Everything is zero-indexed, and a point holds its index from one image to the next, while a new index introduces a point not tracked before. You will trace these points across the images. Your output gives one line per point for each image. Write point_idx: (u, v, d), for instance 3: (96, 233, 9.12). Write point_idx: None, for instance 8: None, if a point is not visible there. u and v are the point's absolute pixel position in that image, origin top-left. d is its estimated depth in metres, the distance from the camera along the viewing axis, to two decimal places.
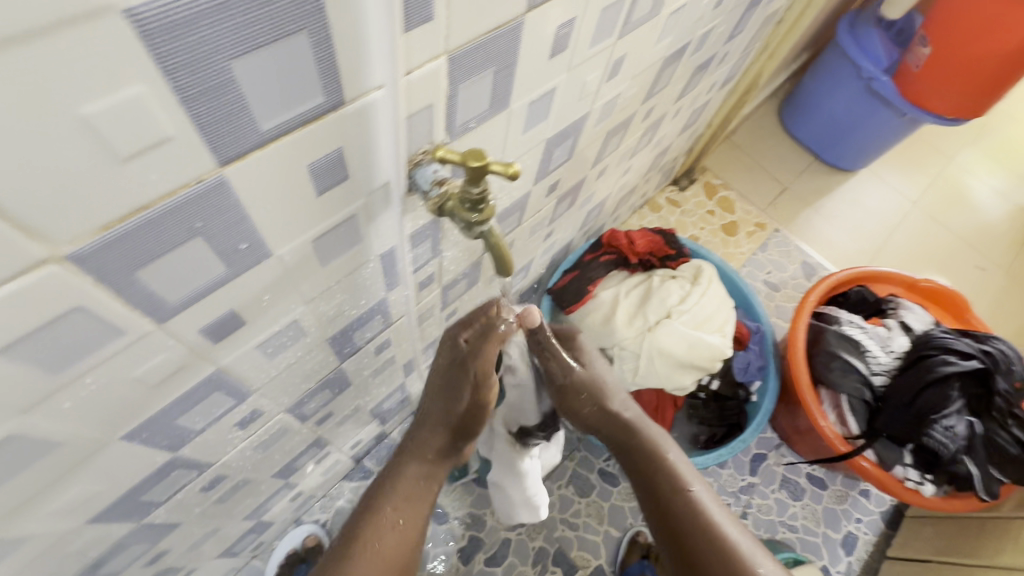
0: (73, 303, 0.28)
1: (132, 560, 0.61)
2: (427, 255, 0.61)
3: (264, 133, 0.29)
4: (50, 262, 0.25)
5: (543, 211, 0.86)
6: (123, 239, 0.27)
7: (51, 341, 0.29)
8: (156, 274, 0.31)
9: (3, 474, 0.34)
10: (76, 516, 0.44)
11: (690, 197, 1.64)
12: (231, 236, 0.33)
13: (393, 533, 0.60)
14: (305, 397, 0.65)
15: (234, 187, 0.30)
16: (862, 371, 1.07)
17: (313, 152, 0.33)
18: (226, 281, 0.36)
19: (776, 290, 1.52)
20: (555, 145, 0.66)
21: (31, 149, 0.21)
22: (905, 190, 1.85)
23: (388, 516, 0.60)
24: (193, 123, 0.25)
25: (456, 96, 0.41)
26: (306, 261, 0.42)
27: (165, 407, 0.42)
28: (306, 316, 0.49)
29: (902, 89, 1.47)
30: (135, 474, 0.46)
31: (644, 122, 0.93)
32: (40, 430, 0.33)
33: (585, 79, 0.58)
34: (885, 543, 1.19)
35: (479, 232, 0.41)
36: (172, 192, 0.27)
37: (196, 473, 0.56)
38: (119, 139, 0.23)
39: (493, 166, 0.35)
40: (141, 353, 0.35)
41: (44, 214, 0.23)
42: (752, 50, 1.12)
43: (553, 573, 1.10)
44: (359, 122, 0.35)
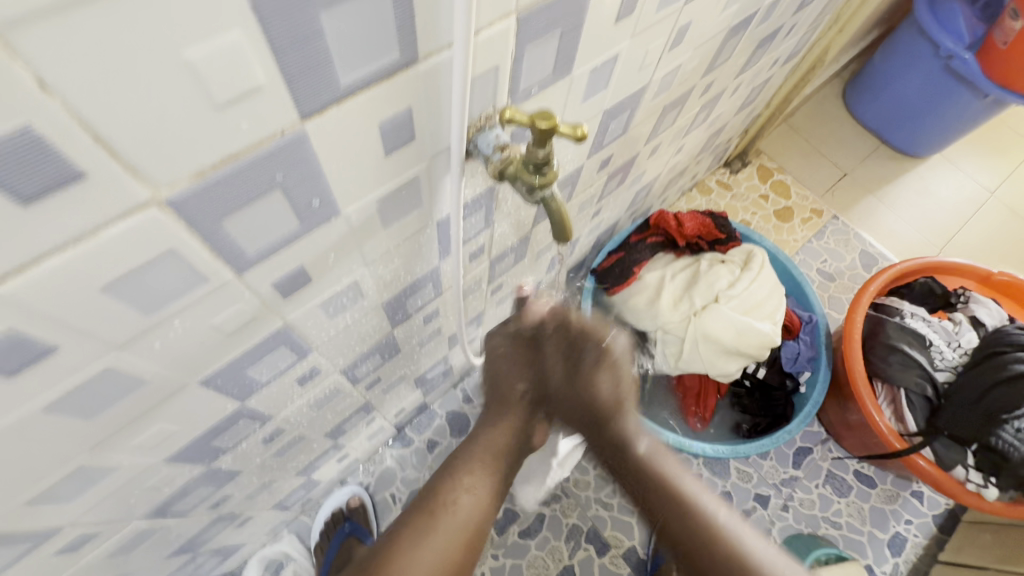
0: (167, 247, 0.30)
1: (199, 501, 0.65)
2: (480, 225, 0.61)
3: (343, 87, 0.30)
4: (150, 204, 0.27)
5: (593, 187, 0.85)
6: (212, 186, 0.29)
7: (147, 282, 0.31)
8: (239, 223, 0.32)
9: (100, 404, 0.37)
10: (156, 452, 0.48)
11: (743, 180, 1.58)
12: (307, 191, 0.35)
13: (468, 502, 0.56)
14: (358, 360, 0.67)
15: (313, 142, 0.32)
16: (924, 366, 1.02)
17: (386, 110, 0.34)
18: (299, 236, 0.38)
19: (831, 280, 1.45)
20: (612, 117, 0.65)
21: (141, 91, 0.22)
22: (980, 178, 1.72)
23: (462, 485, 0.57)
24: (281, 72, 0.26)
25: (521, 57, 0.41)
26: (370, 222, 0.43)
27: (237, 356, 0.45)
28: (365, 278, 0.51)
29: (987, 67, 1.35)
30: (207, 419, 0.49)
31: (702, 97, 0.90)
32: (132, 366, 0.36)
33: (648, 47, 0.56)
34: (936, 547, 1.13)
35: (540, 197, 0.41)
36: (258, 144, 0.29)
37: (258, 424, 0.59)
38: (217, 87, 0.25)
39: (561, 128, 0.36)
40: (220, 301, 0.37)
41: (147, 156, 0.25)
42: (821, 23, 1.06)
43: (586, 550, 1.11)
44: (430, 81, 0.35)
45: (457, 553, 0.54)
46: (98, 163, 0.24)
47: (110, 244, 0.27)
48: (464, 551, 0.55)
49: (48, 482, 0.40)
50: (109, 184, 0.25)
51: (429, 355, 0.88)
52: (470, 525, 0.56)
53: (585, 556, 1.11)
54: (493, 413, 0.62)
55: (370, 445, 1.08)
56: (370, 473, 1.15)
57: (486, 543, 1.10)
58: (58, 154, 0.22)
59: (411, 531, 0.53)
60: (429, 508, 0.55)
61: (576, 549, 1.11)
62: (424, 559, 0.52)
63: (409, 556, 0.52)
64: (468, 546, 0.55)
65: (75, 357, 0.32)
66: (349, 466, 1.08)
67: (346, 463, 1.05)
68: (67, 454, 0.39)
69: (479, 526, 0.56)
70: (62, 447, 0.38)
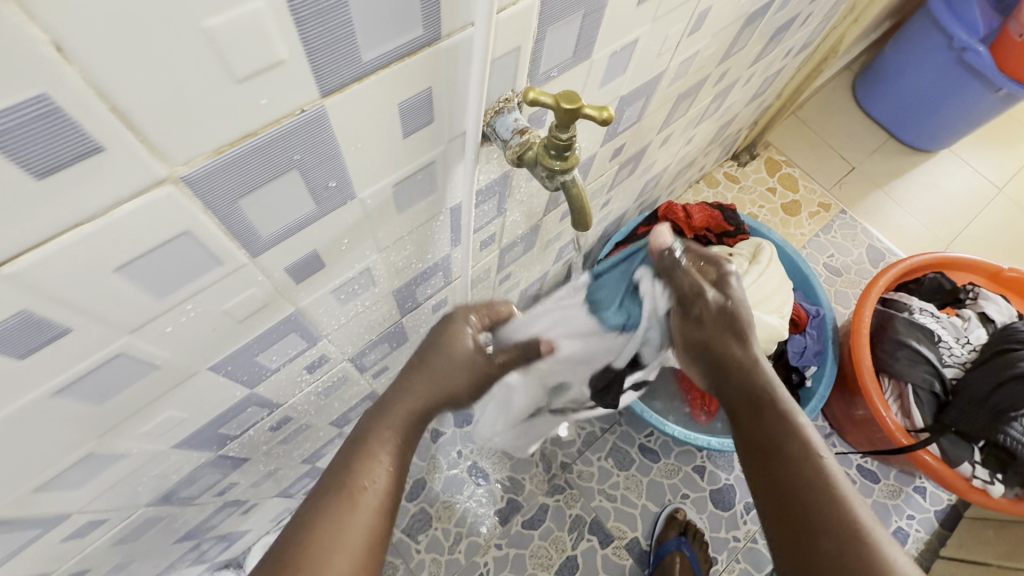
0: (182, 227, 0.29)
1: (206, 488, 0.65)
2: (492, 213, 0.60)
3: (365, 65, 0.29)
4: (167, 182, 0.26)
5: (604, 177, 0.84)
6: (230, 165, 0.28)
7: (161, 263, 0.30)
8: (255, 204, 0.31)
9: (111, 390, 0.36)
10: (165, 439, 0.47)
11: (751, 173, 1.57)
12: (323, 173, 0.34)
13: (380, 477, 0.47)
14: (366, 349, 0.67)
15: (332, 122, 0.31)
16: (933, 361, 1.01)
17: (406, 91, 0.33)
18: (315, 220, 0.37)
19: (837, 274, 1.44)
20: (627, 104, 0.64)
21: (160, 60, 0.21)
22: (990, 173, 1.70)
23: (374, 458, 0.47)
24: (303, 46, 0.25)
25: (543, 39, 0.40)
26: (385, 207, 0.42)
27: (247, 342, 0.44)
28: (377, 265, 0.50)
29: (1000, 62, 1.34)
30: (216, 406, 0.49)
31: (715, 87, 0.89)
32: (143, 351, 0.35)
33: (667, 32, 0.55)
34: (939, 542, 1.14)
35: (561, 182, 0.40)
36: (277, 121, 0.28)
37: (266, 412, 0.59)
38: (237, 59, 0.24)
39: (587, 109, 0.34)
40: (233, 286, 0.36)
41: (165, 131, 0.24)
42: (837, 12, 1.04)
43: (589, 541, 1.11)
44: (451, 60, 0.34)
45: (372, 542, 0.45)
46: (114, 138, 0.23)
47: (125, 224, 0.26)
48: (381, 532, 0.46)
49: (57, 467, 0.39)
50: (126, 161, 0.24)
51: None
52: (385, 503, 0.46)
53: (588, 546, 1.11)
54: (409, 378, 0.52)
55: None
56: None
57: (489, 533, 1.10)
58: (75, 128, 0.21)
59: (320, 517, 0.44)
60: (337, 489, 0.45)
61: (579, 540, 1.11)
62: (336, 551, 0.43)
63: (324, 547, 0.43)
64: (384, 526, 0.46)
65: (87, 340, 0.31)
66: None
67: None
68: (77, 439, 0.38)
69: (394, 503, 0.47)
70: (72, 433, 0.37)
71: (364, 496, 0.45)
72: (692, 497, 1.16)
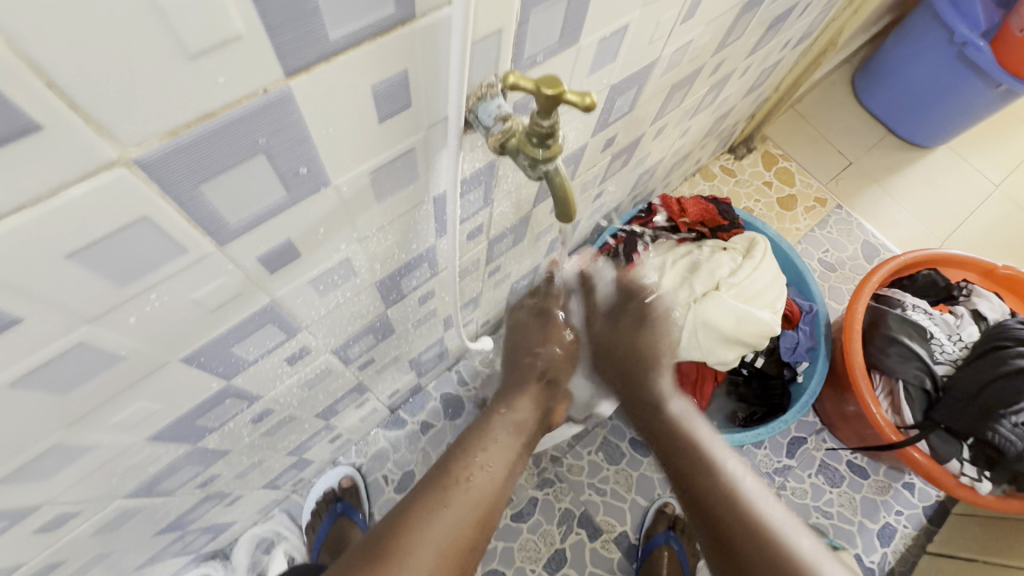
0: (140, 213, 0.27)
1: (186, 480, 0.64)
2: (478, 204, 0.59)
3: (332, 43, 0.27)
4: (118, 165, 0.24)
5: (596, 168, 0.82)
6: (190, 148, 0.26)
7: (119, 251, 0.29)
8: (219, 190, 0.30)
9: (74, 380, 0.35)
10: (136, 432, 0.46)
11: (747, 166, 1.55)
12: (293, 159, 0.32)
13: (484, 481, 0.53)
14: (350, 340, 0.65)
15: (299, 104, 0.29)
16: (924, 358, 1.01)
17: (379, 73, 0.32)
18: (286, 208, 0.36)
19: (832, 270, 1.43)
20: (619, 93, 0.62)
21: (98, 31, 0.20)
22: (986, 170, 1.70)
23: (480, 460, 0.55)
24: (262, 21, 0.24)
25: (526, 22, 0.38)
26: (363, 195, 0.41)
27: (221, 333, 0.42)
28: (357, 255, 0.48)
29: (1001, 55, 1.32)
30: (190, 398, 0.48)
31: (711, 77, 0.87)
32: (105, 341, 0.34)
33: (659, 19, 0.54)
34: (925, 538, 1.14)
35: (543, 171, 0.39)
36: (237, 102, 0.26)
37: (246, 404, 0.58)
38: (187, 33, 0.22)
39: (569, 95, 0.33)
40: (201, 275, 0.35)
41: (112, 109, 0.22)
42: (837, 2, 1.02)
43: (577, 535, 1.11)
44: (428, 41, 0.32)
45: (467, 532, 0.50)
46: (55, 115, 0.21)
47: (73, 207, 0.25)
48: (480, 525, 0.51)
49: (22, 459, 0.38)
50: (70, 141, 0.22)
51: (424, 337, 0.87)
52: (487, 500, 0.53)
53: (577, 539, 1.11)
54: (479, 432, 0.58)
55: (363, 426, 1.06)
56: (363, 454, 1.14)
57: None
58: (8, 103, 0.20)
59: (420, 506, 0.50)
60: (442, 482, 0.52)
61: (568, 533, 1.11)
62: (431, 537, 0.48)
63: (424, 527, 0.48)
64: (482, 521, 0.52)
65: (41, 329, 0.29)
66: (341, 446, 1.07)
67: (338, 444, 1.03)
68: (42, 432, 0.37)
69: (493, 505, 0.53)
70: (35, 424, 0.36)
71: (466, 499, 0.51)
72: None
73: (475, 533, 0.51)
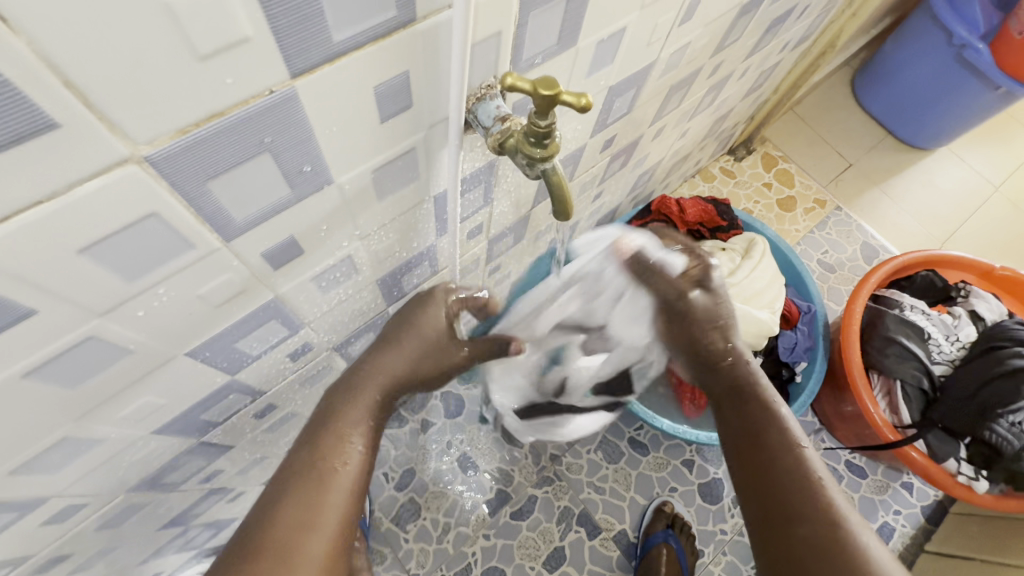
0: (150, 209, 0.28)
1: (189, 475, 0.65)
2: (479, 203, 0.60)
3: (336, 46, 0.28)
4: (130, 162, 0.25)
5: (595, 168, 0.83)
6: (198, 145, 0.27)
7: (130, 245, 0.30)
8: (226, 187, 0.31)
9: (84, 373, 0.36)
10: (142, 425, 0.47)
11: (747, 167, 1.56)
12: (297, 157, 0.33)
13: (354, 456, 0.46)
14: (351, 338, 0.66)
15: (303, 104, 0.30)
16: (922, 358, 1.02)
17: (382, 74, 0.33)
18: (290, 205, 0.37)
19: (831, 271, 1.44)
20: (618, 94, 0.63)
21: (113, 32, 0.21)
22: (986, 171, 1.70)
23: (348, 432, 0.46)
24: (269, 25, 0.25)
25: (525, 24, 0.39)
26: (365, 193, 0.42)
27: (225, 328, 0.43)
28: (359, 253, 0.49)
29: (1000, 58, 1.33)
30: (195, 392, 0.49)
31: (709, 79, 0.88)
32: (115, 334, 0.35)
33: (656, 21, 0.54)
34: (923, 538, 1.15)
35: (541, 170, 0.40)
36: (244, 102, 0.27)
37: (249, 399, 0.59)
38: (198, 35, 0.23)
39: (565, 96, 0.34)
40: (207, 270, 0.36)
41: (125, 107, 0.23)
42: (835, 5, 1.03)
43: (577, 533, 1.12)
44: (429, 42, 0.33)
45: (349, 514, 0.44)
46: (72, 114, 0.22)
47: (86, 203, 0.26)
48: (358, 503, 0.45)
49: (32, 450, 0.39)
50: (85, 138, 0.23)
51: None
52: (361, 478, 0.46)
53: (576, 537, 1.11)
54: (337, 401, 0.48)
55: None
56: None
57: (477, 524, 1.11)
58: (30, 103, 0.21)
59: (292, 490, 0.42)
60: (310, 464, 0.44)
61: (567, 531, 1.11)
62: (318, 526, 0.41)
63: (308, 518, 0.41)
64: (360, 496, 0.45)
65: (54, 321, 0.30)
66: None
67: None
68: (51, 423, 0.38)
69: (368, 473, 0.47)
70: (46, 415, 0.37)
71: (338, 478, 0.44)
72: (680, 490, 1.17)
73: (354, 513, 0.45)
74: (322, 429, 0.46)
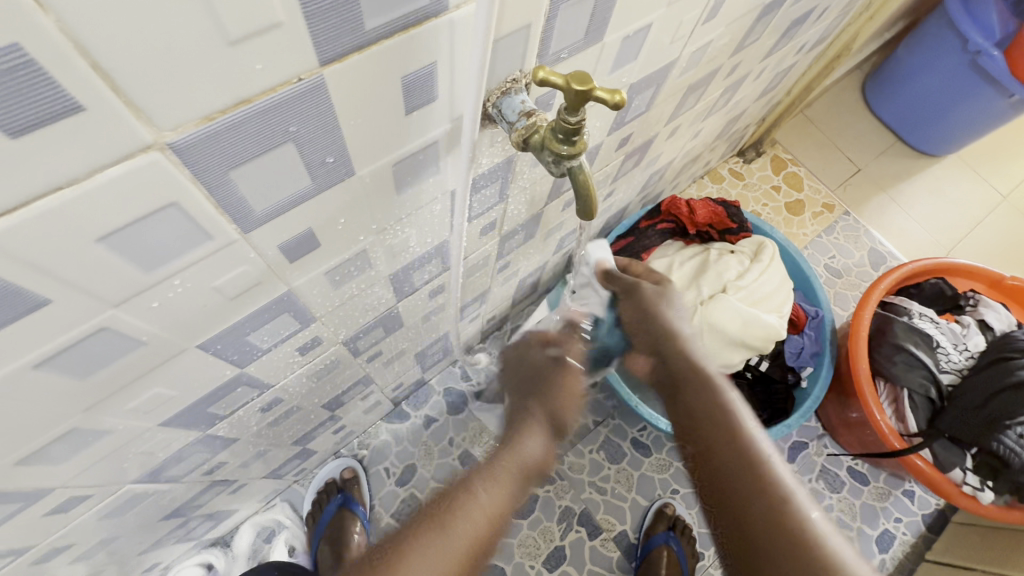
0: (170, 199, 0.27)
1: (193, 467, 0.64)
2: (494, 199, 0.59)
3: (366, 33, 0.27)
4: (153, 149, 0.24)
5: (609, 167, 0.82)
6: (221, 133, 0.26)
7: (147, 235, 0.29)
8: (248, 177, 0.30)
9: (95, 365, 0.35)
10: (150, 417, 0.46)
11: (756, 169, 1.55)
12: (320, 148, 0.32)
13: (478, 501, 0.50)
14: (360, 332, 0.65)
15: (330, 93, 0.29)
16: (930, 367, 1.01)
17: (410, 64, 0.31)
18: (311, 197, 0.36)
19: (837, 276, 1.43)
20: (638, 92, 0.62)
21: (145, 15, 0.20)
22: (995, 181, 1.70)
23: (482, 479, 0.52)
24: (302, 10, 0.24)
25: (554, 17, 0.38)
26: (385, 186, 0.41)
27: (237, 322, 0.43)
28: (373, 247, 0.48)
29: (1014, 64, 1.31)
30: (204, 385, 0.48)
31: (726, 79, 0.87)
32: (128, 325, 0.34)
33: (682, 18, 0.53)
34: (924, 545, 1.14)
35: (567, 168, 0.39)
36: (272, 90, 0.26)
37: (257, 392, 0.58)
38: (229, 19, 0.22)
39: (599, 92, 0.33)
40: (224, 261, 0.35)
41: (150, 92, 0.22)
42: (853, 8, 1.02)
43: (577, 533, 1.11)
44: (460, 33, 0.32)
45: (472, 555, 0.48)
46: (97, 96, 0.21)
47: (106, 190, 0.25)
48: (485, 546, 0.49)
49: (39, 442, 0.38)
50: (109, 124, 0.22)
51: (431, 332, 0.87)
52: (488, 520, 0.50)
53: (576, 537, 1.11)
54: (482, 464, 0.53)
55: (366, 418, 1.07)
56: (365, 446, 1.14)
57: None
58: (55, 84, 0.20)
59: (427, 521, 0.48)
60: (445, 501, 0.50)
61: (568, 531, 1.11)
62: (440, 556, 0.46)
63: (433, 543, 0.47)
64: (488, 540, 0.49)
65: (67, 312, 0.29)
66: (344, 438, 1.07)
67: (341, 435, 1.04)
68: (59, 415, 0.37)
69: (497, 523, 0.51)
70: (55, 407, 0.36)
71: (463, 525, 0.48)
72: (681, 493, 1.17)
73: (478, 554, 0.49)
74: (464, 479, 0.52)
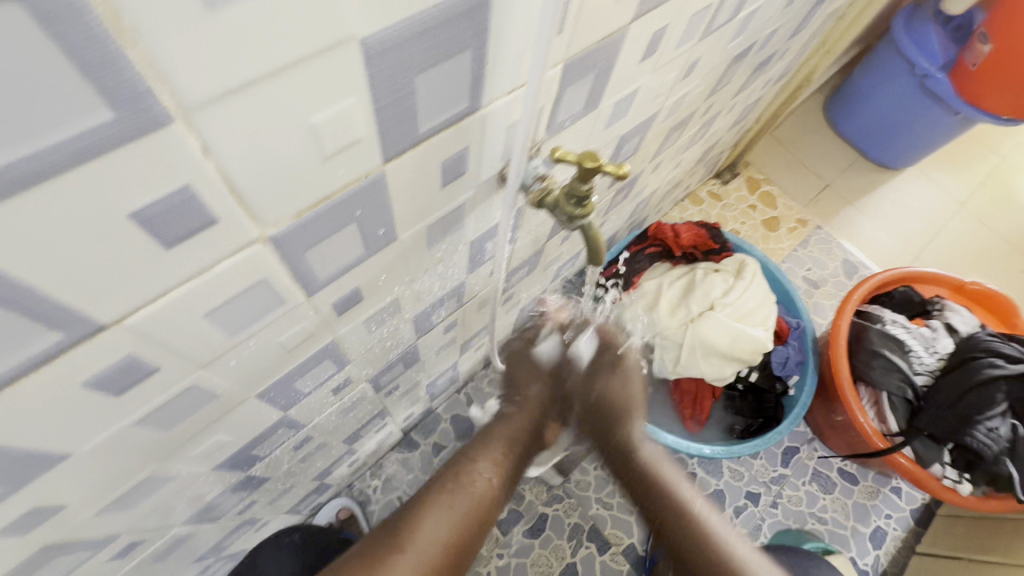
0: (260, 277, 0.33)
1: (230, 506, 0.68)
2: (505, 242, 0.65)
3: (420, 134, 0.33)
4: (257, 242, 0.30)
5: (602, 201, 0.89)
6: (305, 223, 0.32)
7: (237, 308, 0.34)
8: (320, 252, 0.36)
9: (177, 418, 0.39)
10: (208, 461, 0.50)
11: (733, 190, 1.65)
12: (375, 223, 0.38)
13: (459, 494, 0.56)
14: (383, 370, 0.70)
15: (388, 182, 0.35)
16: (905, 370, 1.09)
17: (450, 150, 0.38)
18: (362, 260, 0.41)
19: (815, 287, 1.52)
20: (627, 139, 0.69)
21: (273, 150, 0.26)
22: (951, 189, 1.82)
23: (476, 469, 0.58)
24: (379, 127, 0.30)
25: (561, 97, 0.45)
26: (419, 244, 0.47)
27: (288, 371, 0.47)
28: (403, 296, 0.54)
29: (958, 86, 1.44)
30: (254, 429, 0.52)
31: (702, 117, 0.95)
32: (210, 381, 0.39)
33: (663, 81, 0.61)
34: (914, 539, 1.21)
35: (578, 224, 0.45)
36: (347, 186, 0.32)
37: (293, 433, 0.62)
38: (329, 142, 0.28)
39: (605, 167, 0.39)
40: (288, 321, 0.40)
41: (263, 201, 0.28)
42: (811, 45, 1.12)
43: (587, 548, 1.16)
44: (487, 124, 0.39)
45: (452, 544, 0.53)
46: (229, 209, 0.27)
47: (217, 277, 0.30)
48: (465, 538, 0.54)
49: (120, 490, 0.42)
50: (232, 227, 0.28)
51: (441, 363, 0.91)
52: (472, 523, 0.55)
53: (587, 553, 1.15)
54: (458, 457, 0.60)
55: (378, 450, 1.10)
56: (377, 476, 1.17)
57: (491, 543, 1.14)
58: (205, 208, 0.25)
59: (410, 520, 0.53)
60: (426, 501, 0.55)
61: (578, 547, 1.15)
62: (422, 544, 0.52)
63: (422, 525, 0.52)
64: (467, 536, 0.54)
65: (168, 376, 0.34)
66: (356, 470, 1.10)
67: (355, 468, 1.07)
68: (141, 465, 0.41)
69: (490, 510, 0.57)
70: (139, 459, 0.40)
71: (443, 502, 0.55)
72: None
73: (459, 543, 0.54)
74: (438, 480, 0.58)
